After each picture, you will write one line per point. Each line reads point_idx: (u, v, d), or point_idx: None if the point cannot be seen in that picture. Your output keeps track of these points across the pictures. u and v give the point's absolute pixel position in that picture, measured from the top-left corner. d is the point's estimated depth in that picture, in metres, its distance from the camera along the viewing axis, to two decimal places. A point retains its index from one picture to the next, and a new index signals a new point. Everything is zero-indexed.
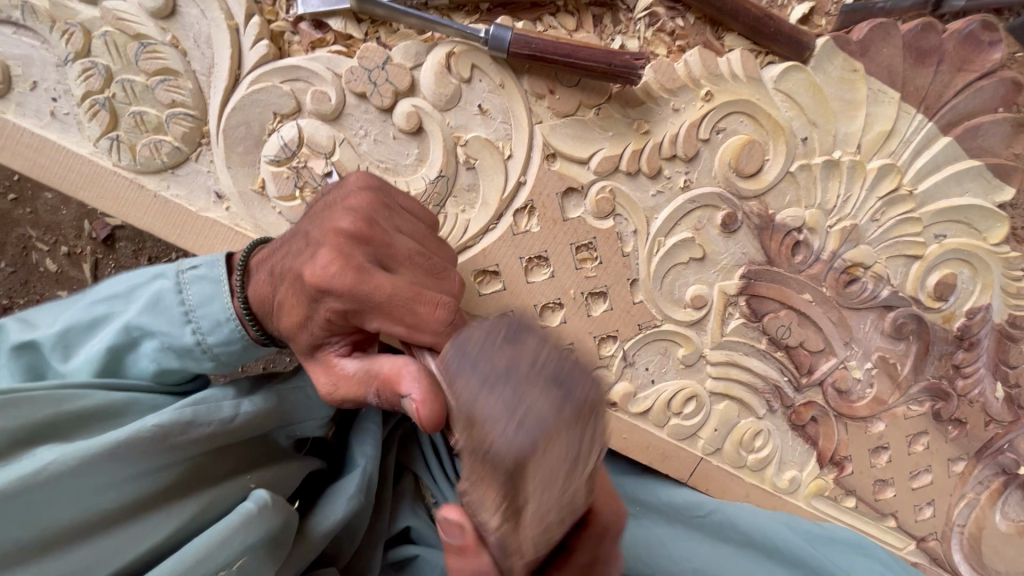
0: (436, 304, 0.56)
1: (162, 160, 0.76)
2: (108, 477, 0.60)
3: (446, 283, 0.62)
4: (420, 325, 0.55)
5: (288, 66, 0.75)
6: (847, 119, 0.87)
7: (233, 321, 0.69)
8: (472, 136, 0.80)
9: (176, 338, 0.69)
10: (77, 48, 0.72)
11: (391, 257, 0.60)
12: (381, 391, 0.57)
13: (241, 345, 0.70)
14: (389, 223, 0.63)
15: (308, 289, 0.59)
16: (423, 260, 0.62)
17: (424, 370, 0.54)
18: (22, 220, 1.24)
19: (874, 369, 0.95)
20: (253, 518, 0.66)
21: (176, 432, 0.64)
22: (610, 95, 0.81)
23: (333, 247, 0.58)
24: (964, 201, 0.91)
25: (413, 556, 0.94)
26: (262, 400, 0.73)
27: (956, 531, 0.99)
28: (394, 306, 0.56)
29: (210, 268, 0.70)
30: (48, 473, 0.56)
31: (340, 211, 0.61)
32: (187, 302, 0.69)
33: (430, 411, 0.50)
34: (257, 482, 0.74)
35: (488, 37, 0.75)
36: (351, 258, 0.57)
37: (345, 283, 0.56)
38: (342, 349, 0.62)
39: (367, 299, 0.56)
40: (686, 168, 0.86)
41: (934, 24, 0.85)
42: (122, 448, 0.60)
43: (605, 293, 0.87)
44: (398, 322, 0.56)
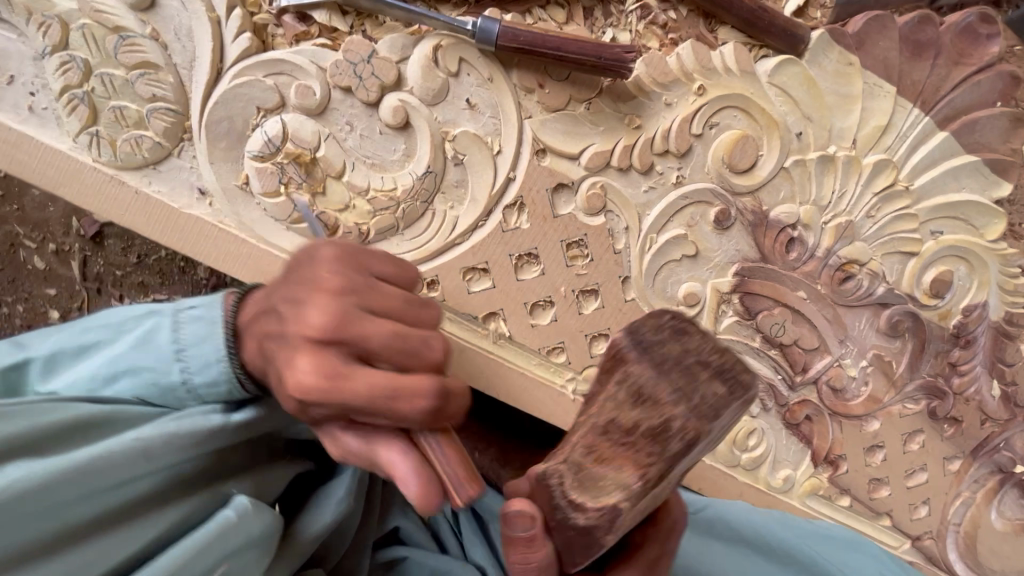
0: (419, 398, 0.48)
1: (144, 156, 0.74)
2: (76, 495, 0.52)
3: (431, 357, 0.51)
4: (404, 423, 0.48)
5: (271, 59, 0.74)
6: (842, 114, 0.86)
7: (224, 364, 0.62)
8: (460, 131, 0.79)
9: (164, 377, 0.62)
10: (54, 41, 0.70)
11: (366, 348, 0.49)
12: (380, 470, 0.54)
13: (229, 387, 0.63)
14: (359, 300, 0.50)
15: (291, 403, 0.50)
16: (401, 341, 0.50)
17: (414, 457, 0.50)
18: (9, 217, 1.22)
19: (869, 367, 0.94)
20: (234, 527, 0.60)
21: (159, 443, 0.58)
22: (600, 89, 0.80)
23: (304, 351, 0.48)
24: (961, 197, 0.90)
25: (401, 558, 0.91)
26: (254, 411, 0.67)
27: (951, 530, 0.99)
28: (377, 410, 0.48)
29: (206, 309, 0.63)
30: (9, 492, 0.47)
31: (307, 308, 0.49)
32: (178, 342, 0.62)
33: (429, 502, 0.49)
34: (244, 491, 0.68)
35: (476, 30, 0.74)
36: (323, 362, 0.48)
37: (323, 395, 0.48)
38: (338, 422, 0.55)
39: (349, 407, 0.48)
40: (679, 164, 0.84)
41: (931, 17, 0.83)
42: (97, 461, 0.53)
43: (597, 291, 0.86)
44: (382, 419, 0.49)
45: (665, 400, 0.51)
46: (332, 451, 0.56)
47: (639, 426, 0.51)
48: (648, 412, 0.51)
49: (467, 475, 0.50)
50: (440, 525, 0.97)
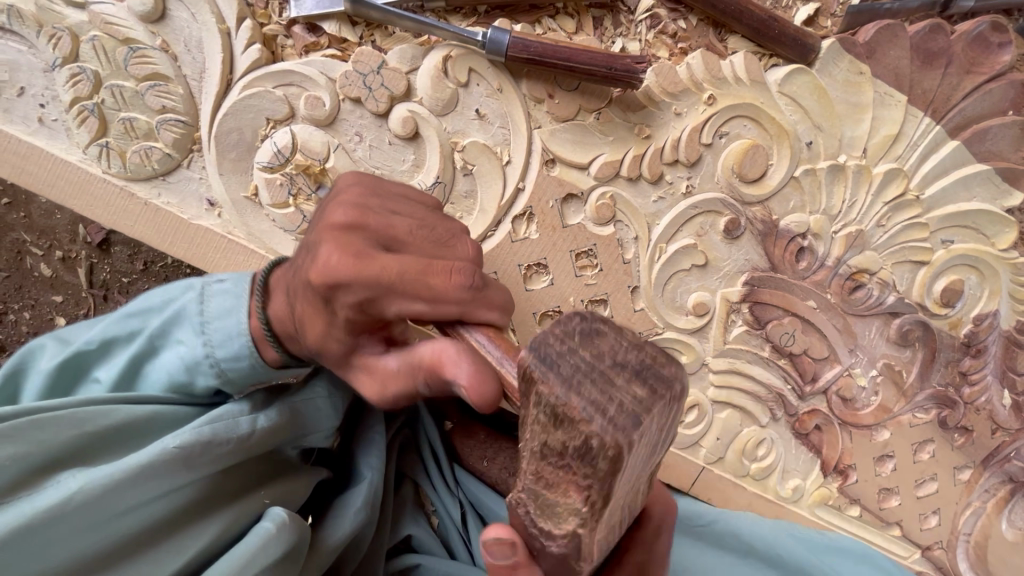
0: (450, 270, 0.53)
1: (153, 167, 0.74)
2: (130, 502, 0.57)
3: (458, 251, 0.58)
4: (439, 296, 0.52)
5: (281, 70, 0.73)
6: (853, 123, 0.85)
7: (245, 338, 0.67)
8: (470, 141, 0.79)
9: (190, 351, 0.68)
10: (65, 53, 0.70)
11: (394, 238, 0.57)
12: (431, 380, 0.55)
13: (249, 362, 0.68)
14: (383, 208, 0.59)
15: (319, 290, 0.55)
16: (426, 234, 0.58)
17: (463, 349, 0.52)
18: (16, 224, 1.22)
19: (879, 377, 0.93)
20: (272, 538, 0.63)
21: (198, 452, 0.61)
22: (610, 99, 0.79)
23: (332, 243, 0.55)
24: (972, 206, 0.89)
25: (414, 565, 0.93)
26: (276, 414, 0.70)
27: (961, 540, 0.98)
28: (406, 284, 0.52)
29: (236, 283, 0.70)
30: (74, 503, 0.53)
31: (333, 206, 0.58)
32: (205, 314, 0.68)
33: (484, 391, 0.48)
34: (271, 499, 0.69)
35: (485, 41, 0.73)
36: (351, 246, 0.54)
37: (352, 272, 0.53)
38: (377, 349, 0.60)
39: (379, 283, 0.53)
40: (689, 173, 0.84)
41: (942, 25, 0.83)
42: (144, 471, 0.57)
43: (605, 301, 0.86)
44: (416, 298, 0.52)
45: (584, 420, 0.38)
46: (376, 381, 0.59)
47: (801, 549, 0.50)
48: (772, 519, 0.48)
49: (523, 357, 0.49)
50: (451, 532, 0.98)
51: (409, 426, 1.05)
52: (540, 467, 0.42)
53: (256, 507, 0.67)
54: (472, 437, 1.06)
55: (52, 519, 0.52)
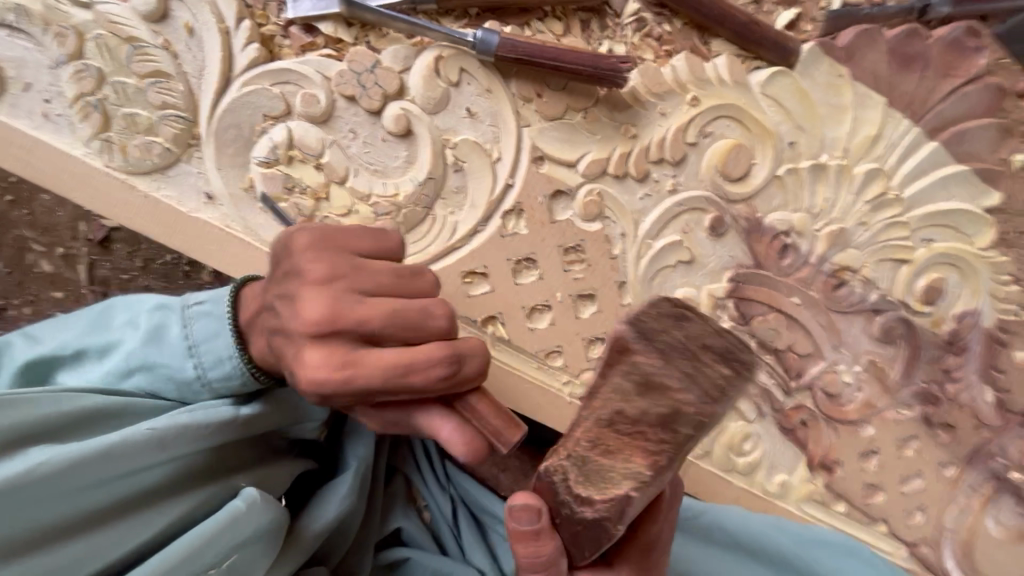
0: (434, 327, 0.63)
1: (154, 161, 0.77)
2: (101, 476, 0.61)
3: (437, 325, 0.63)
4: (420, 352, 0.60)
5: (277, 69, 0.76)
6: (834, 124, 0.88)
7: (235, 361, 0.71)
8: (461, 138, 0.81)
9: (178, 371, 0.72)
10: (70, 50, 0.73)
11: (379, 288, 0.63)
12: (424, 424, 0.65)
13: (240, 381, 0.72)
14: (355, 267, 0.63)
15: (310, 343, 0.61)
16: (400, 284, 0.64)
17: (455, 424, 0.63)
18: (19, 221, 1.25)
19: (863, 372, 0.95)
20: (241, 517, 0.67)
21: (169, 433, 0.66)
22: (597, 99, 0.82)
23: (316, 297, 0.61)
24: (951, 205, 0.91)
25: (404, 559, 0.93)
26: (261, 405, 0.76)
27: (947, 536, 0.99)
28: (397, 338, 0.61)
29: (216, 305, 0.73)
30: (42, 472, 0.57)
31: (306, 261, 0.63)
32: (190, 337, 0.72)
33: (475, 453, 0.62)
34: (248, 482, 0.76)
35: (476, 41, 0.76)
36: (337, 304, 0.60)
37: (342, 335, 0.61)
38: (360, 404, 0.66)
39: (370, 340, 0.61)
40: (674, 172, 0.86)
41: (919, 30, 0.85)
42: (117, 447, 0.62)
43: (593, 296, 0.88)
44: (400, 344, 0.61)
45: (672, 389, 0.53)
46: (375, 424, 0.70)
47: (646, 416, 0.55)
48: (658, 400, 0.54)
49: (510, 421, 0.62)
50: (441, 528, 1.00)
51: None
52: (598, 430, 0.58)
53: (229, 488, 0.73)
54: None
55: (18, 486, 0.55)
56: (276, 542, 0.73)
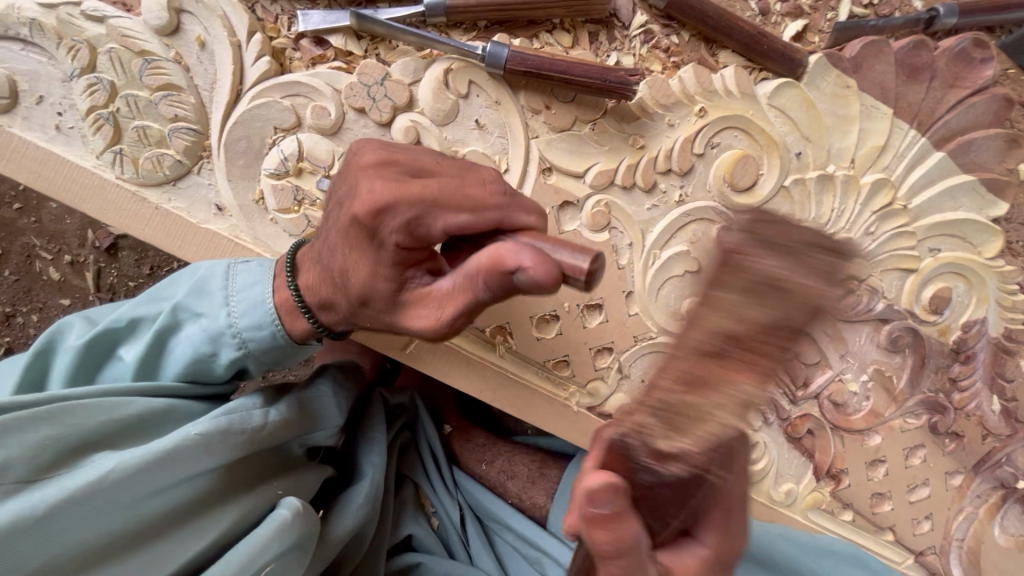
0: (483, 182, 0.56)
1: (165, 173, 0.77)
2: (158, 484, 0.62)
3: (481, 170, 0.59)
4: (479, 203, 0.55)
5: (288, 81, 0.76)
6: (841, 135, 0.88)
7: (270, 304, 0.70)
8: (469, 150, 0.82)
9: (214, 322, 0.71)
10: (83, 64, 0.74)
11: (422, 170, 0.58)
12: (491, 285, 0.52)
13: (271, 331, 0.71)
14: (409, 150, 0.61)
15: (364, 223, 0.56)
16: (454, 162, 0.59)
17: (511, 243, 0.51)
18: (27, 229, 1.26)
19: (869, 382, 0.95)
20: (287, 525, 0.70)
21: (217, 439, 0.67)
22: (605, 110, 0.82)
23: (369, 175, 0.57)
24: (958, 215, 0.91)
25: (415, 565, 0.93)
26: (286, 409, 0.76)
27: (954, 545, 0.99)
28: (450, 198, 0.54)
29: (258, 259, 0.74)
30: (111, 480, 0.58)
31: (362, 152, 0.60)
32: (230, 287, 0.72)
33: (544, 268, 0.48)
34: (283, 490, 0.77)
35: (485, 54, 0.76)
36: (389, 173, 0.56)
37: (394, 191, 0.54)
38: (426, 278, 0.59)
39: (423, 200, 0.54)
40: (682, 182, 0.87)
41: (926, 42, 0.86)
42: (170, 455, 0.62)
43: (601, 305, 0.89)
44: (459, 211, 0.54)
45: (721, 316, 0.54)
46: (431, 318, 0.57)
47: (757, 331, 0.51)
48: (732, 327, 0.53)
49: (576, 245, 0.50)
50: (450, 532, 1.00)
51: (409, 428, 1.09)
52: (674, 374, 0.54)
53: (269, 497, 0.74)
54: (471, 441, 1.14)
55: (91, 493, 0.57)
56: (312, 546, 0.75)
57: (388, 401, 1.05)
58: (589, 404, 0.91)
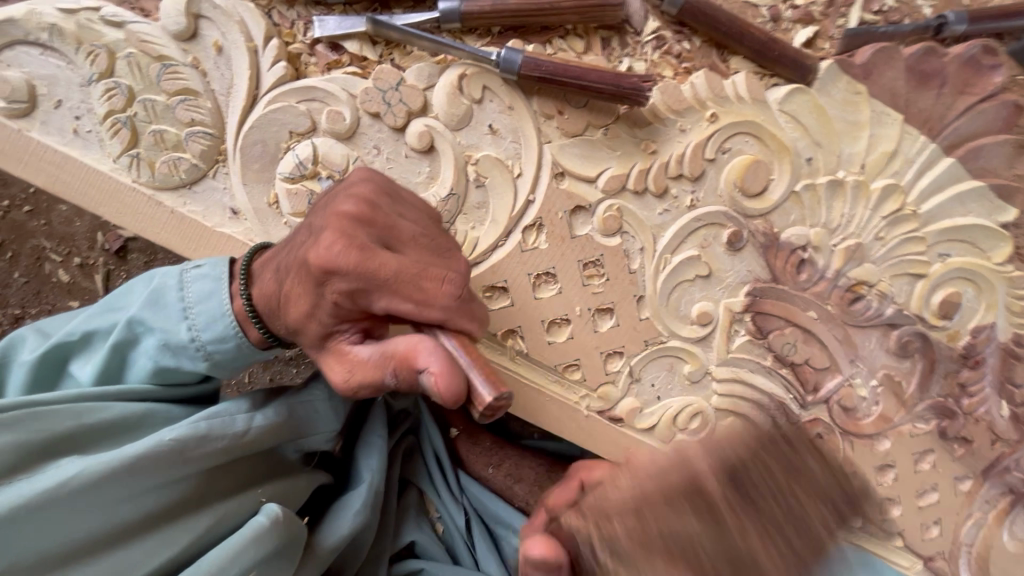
0: (441, 279, 0.59)
1: (181, 177, 0.78)
2: (122, 493, 0.64)
3: (445, 262, 0.63)
4: (428, 299, 0.59)
5: (304, 86, 0.77)
6: (851, 141, 0.89)
7: (230, 318, 0.70)
8: (483, 155, 0.82)
9: (173, 336, 0.71)
10: (101, 69, 0.74)
11: (394, 239, 0.62)
12: (398, 372, 0.58)
13: (235, 342, 0.71)
14: (391, 210, 0.64)
15: (313, 273, 0.59)
16: (427, 242, 0.63)
17: (435, 346, 0.56)
18: (37, 231, 1.26)
19: (879, 387, 0.96)
20: (264, 532, 0.69)
21: (190, 446, 0.68)
22: (618, 115, 0.83)
23: (336, 229, 0.59)
24: (968, 220, 0.92)
25: (418, 571, 0.94)
26: (274, 414, 0.76)
27: (963, 551, 0.99)
28: (401, 283, 0.58)
29: (213, 268, 0.73)
30: (69, 487, 0.60)
31: (343, 197, 0.62)
32: (187, 299, 0.71)
33: (450, 386, 0.54)
34: (268, 497, 0.77)
35: (499, 60, 0.77)
36: (355, 238, 0.59)
37: (351, 261, 0.58)
38: (353, 337, 0.63)
39: (373, 278, 0.58)
40: (693, 187, 0.87)
41: (936, 48, 0.86)
42: (136, 463, 0.64)
43: (612, 310, 0.89)
44: (406, 298, 0.58)
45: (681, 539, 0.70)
46: (336, 375, 0.63)
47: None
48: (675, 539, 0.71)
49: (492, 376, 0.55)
50: (454, 538, 1.00)
51: (413, 433, 1.09)
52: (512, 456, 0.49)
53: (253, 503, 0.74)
54: (477, 444, 1.13)
55: (49, 500, 0.59)
56: (297, 553, 0.75)
57: (390, 406, 1.06)
58: (599, 408, 0.91)
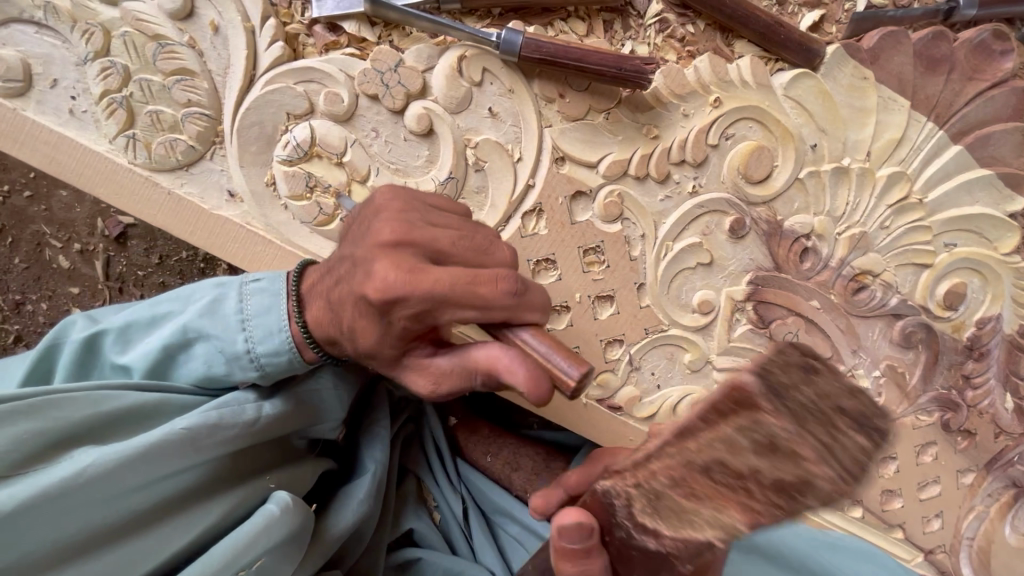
0: (496, 279, 0.55)
1: (177, 158, 0.77)
2: (138, 481, 0.63)
3: (496, 258, 0.60)
4: (488, 304, 0.55)
5: (302, 67, 0.76)
6: (857, 127, 0.87)
7: (286, 335, 0.70)
8: (482, 138, 0.81)
9: (229, 344, 0.71)
10: (96, 48, 0.73)
11: (440, 250, 0.58)
12: (488, 379, 0.59)
13: (288, 357, 0.71)
14: (425, 221, 0.60)
15: (376, 306, 0.58)
16: (467, 243, 0.59)
17: (514, 350, 0.55)
18: (36, 216, 1.26)
19: (882, 377, 0.95)
20: (275, 519, 0.70)
21: (203, 435, 0.68)
22: (620, 99, 0.82)
23: (386, 258, 0.57)
24: (975, 210, 0.90)
25: (416, 559, 0.94)
26: (282, 403, 0.76)
27: (964, 544, 0.98)
28: (457, 294, 0.54)
29: (271, 282, 0.73)
30: (85, 476, 0.59)
31: (377, 223, 0.60)
32: (245, 311, 0.71)
33: (539, 386, 0.53)
34: (276, 484, 0.78)
35: (500, 41, 0.76)
36: (404, 261, 0.56)
37: (405, 284, 0.55)
38: (426, 350, 0.64)
39: (432, 295, 0.55)
40: (695, 173, 0.86)
41: (945, 33, 0.84)
42: (153, 450, 0.63)
43: (612, 297, 0.88)
44: (468, 307, 0.55)
45: (804, 460, 0.47)
46: (424, 387, 0.63)
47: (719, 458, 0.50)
48: (780, 466, 0.48)
49: (573, 357, 0.54)
50: (452, 527, 1.00)
51: (413, 421, 1.10)
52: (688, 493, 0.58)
53: (259, 492, 0.75)
54: (476, 433, 1.12)
55: (66, 489, 0.58)
56: (303, 542, 0.76)
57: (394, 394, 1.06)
58: (599, 396, 0.90)
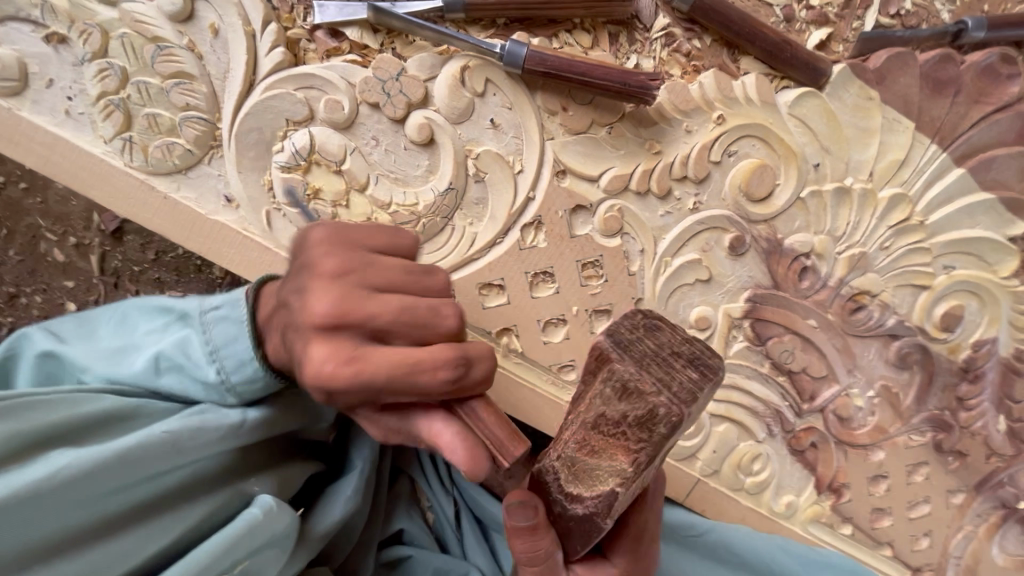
0: (434, 321, 0.58)
1: (174, 162, 0.76)
2: (117, 483, 0.62)
3: (436, 292, 0.61)
4: (424, 344, 0.56)
5: (302, 73, 0.75)
6: (860, 147, 0.87)
7: (255, 363, 0.70)
8: (483, 149, 0.80)
9: (201, 376, 0.71)
10: (94, 48, 0.73)
11: (379, 285, 0.58)
12: (409, 414, 0.56)
13: (263, 382, 0.72)
14: (366, 252, 0.60)
15: (311, 338, 0.57)
16: (408, 280, 0.60)
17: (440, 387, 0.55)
18: (32, 209, 1.25)
19: (876, 398, 0.94)
20: (258, 523, 0.69)
21: (187, 438, 0.67)
22: (623, 114, 0.81)
23: (322, 293, 0.57)
24: (974, 233, 0.90)
25: (406, 557, 0.94)
26: (267, 408, 0.76)
27: (951, 562, 0.99)
28: (396, 333, 0.56)
29: (233, 308, 0.71)
30: (64, 476, 0.58)
31: (317, 254, 0.59)
32: (210, 342, 0.70)
33: (461, 436, 0.54)
34: (261, 487, 0.77)
35: (503, 53, 0.75)
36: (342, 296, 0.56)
37: (342, 324, 0.56)
38: (363, 379, 0.60)
39: (370, 333, 0.56)
40: (697, 190, 0.86)
41: (953, 55, 0.84)
42: (136, 452, 0.63)
43: (609, 311, 0.87)
44: (405, 344, 0.57)
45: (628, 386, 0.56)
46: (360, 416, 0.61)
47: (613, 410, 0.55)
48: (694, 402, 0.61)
49: (493, 406, 0.54)
50: (443, 527, 1.00)
51: None
52: (584, 432, 0.57)
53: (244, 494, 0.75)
54: None
55: (44, 490, 0.57)
56: (291, 542, 0.76)
57: None
58: None
